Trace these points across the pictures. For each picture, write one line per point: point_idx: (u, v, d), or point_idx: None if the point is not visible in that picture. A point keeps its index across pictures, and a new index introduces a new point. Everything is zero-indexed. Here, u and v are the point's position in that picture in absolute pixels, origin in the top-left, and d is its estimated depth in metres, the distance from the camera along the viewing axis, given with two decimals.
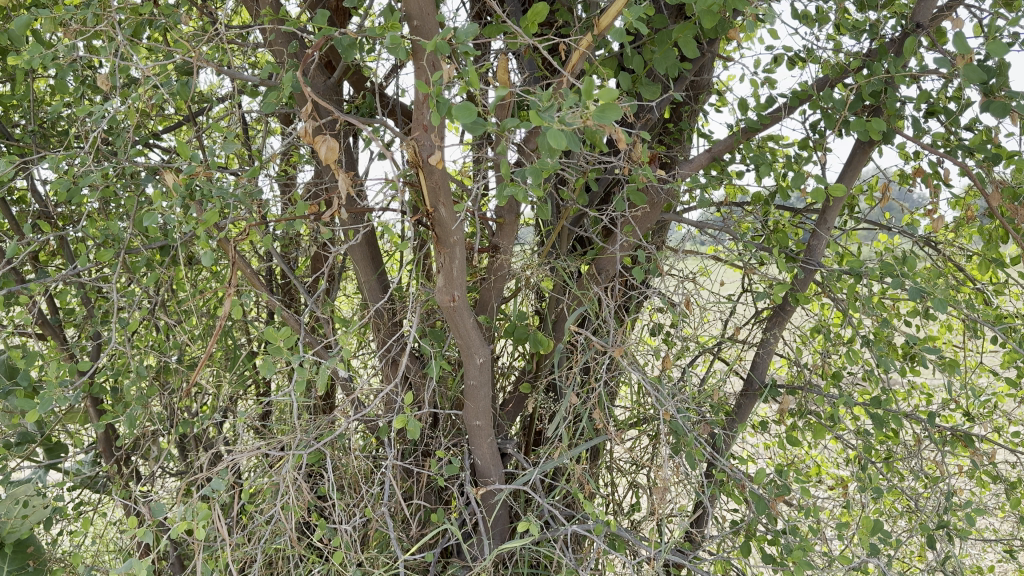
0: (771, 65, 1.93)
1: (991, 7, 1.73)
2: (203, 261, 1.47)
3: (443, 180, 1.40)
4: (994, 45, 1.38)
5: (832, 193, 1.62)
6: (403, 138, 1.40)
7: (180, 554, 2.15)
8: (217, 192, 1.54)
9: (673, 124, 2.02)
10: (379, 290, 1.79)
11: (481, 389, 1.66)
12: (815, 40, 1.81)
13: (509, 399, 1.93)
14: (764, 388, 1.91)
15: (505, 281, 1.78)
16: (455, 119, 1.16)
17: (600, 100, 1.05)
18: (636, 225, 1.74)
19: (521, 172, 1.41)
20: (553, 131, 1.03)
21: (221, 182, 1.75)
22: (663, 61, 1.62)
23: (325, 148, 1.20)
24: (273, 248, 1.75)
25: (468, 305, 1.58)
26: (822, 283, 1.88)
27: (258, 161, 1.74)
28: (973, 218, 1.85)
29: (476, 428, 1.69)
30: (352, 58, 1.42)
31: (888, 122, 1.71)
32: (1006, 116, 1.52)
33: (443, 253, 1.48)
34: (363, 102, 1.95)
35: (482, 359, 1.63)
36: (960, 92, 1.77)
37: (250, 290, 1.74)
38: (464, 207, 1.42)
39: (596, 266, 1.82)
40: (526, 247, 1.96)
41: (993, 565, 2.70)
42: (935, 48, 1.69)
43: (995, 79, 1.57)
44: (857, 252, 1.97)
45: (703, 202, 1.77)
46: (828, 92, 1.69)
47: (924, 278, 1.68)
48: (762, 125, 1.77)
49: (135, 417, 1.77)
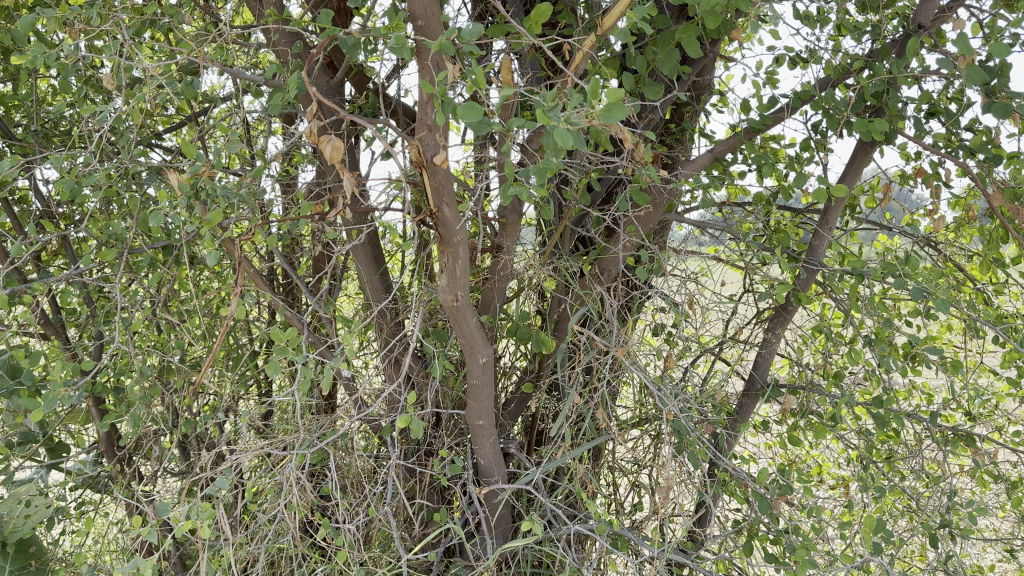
0: (772, 65, 1.94)
1: (991, 7, 1.73)
2: (207, 260, 1.48)
3: (447, 180, 1.41)
4: (996, 46, 1.38)
5: (834, 193, 1.63)
6: (406, 137, 1.41)
7: (181, 553, 2.16)
8: (221, 192, 1.54)
9: (674, 124, 2.02)
10: (381, 290, 1.80)
11: (483, 388, 1.67)
12: (816, 40, 1.81)
13: (511, 399, 1.93)
14: (766, 387, 1.92)
15: (508, 281, 1.78)
16: (461, 118, 1.16)
17: (606, 100, 1.05)
18: (638, 225, 1.75)
19: (524, 173, 1.42)
20: (558, 131, 1.04)
21: (223, 181, 1.75)
22: (666, 61, 1.63)
23: (330, 148, 1.21)
24: (276, 247, 1.75)
25: (472, 305, 1.59)
26: (824, 283, 1.88)
27: (262, 161, 1.74)
28: (973, 219, 1.86)
29: (479, 428, 1.70)
30: (356, 58, 1.43)
31: (889, 122, 1.71)
32: (1007, 117, 1.53)
33: (446, 254, 1.48)
34: (365, 102, 1.95)
35: (485, 358, 1.64)
36: (960, 93, 1.78)
37: (253, 290, 1.74)
38: (468, 207, 1.43)
39: (598, 266, 1.84)
40: (528, 247, 1.97)
41: (993, 564, 2.71)
42: (936, 49, 1.70)
43: (997, 80, 1.58)
44: (858, 252, 1.97)
45: (705, 202, 1.77)
46: (829, 93, 1.69)
47: (926, 278, 1.68)
48: (764, 125, 1.77)
49: (137, 416, 1.78)
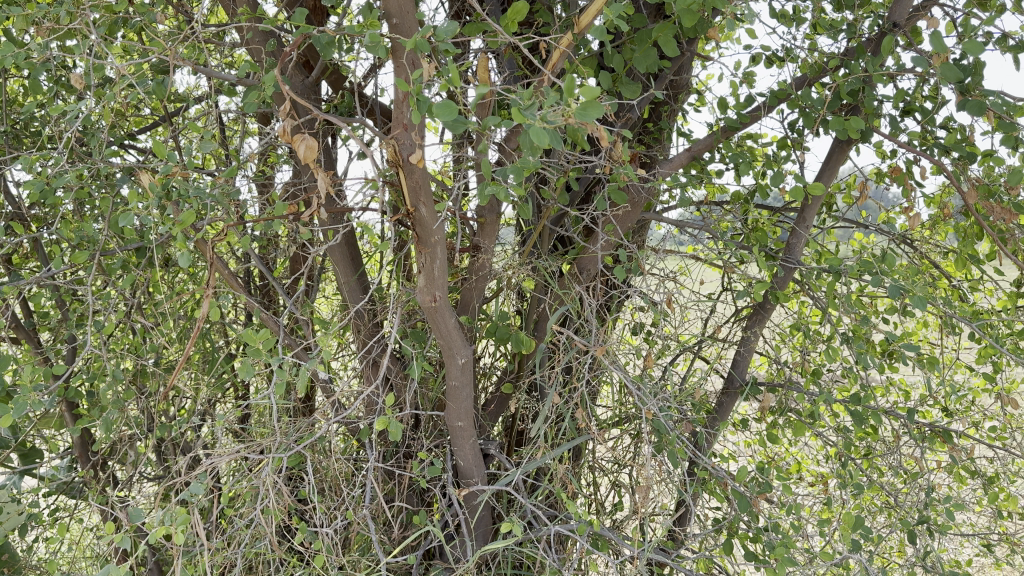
0: (749, 65, 1.94)
1: (964, 6, 1.75)
2: (180, 262, 1.45)
3: (424, 179, 1.40)
4: (970, 44, 1.39)
5: (811, 191, 1.63)
6: (382, 137, 1.39)
7: (158, 560, 2.12)
8: (194, 191, 1.52)
9: (652, 123, 2.02)
10: (359, 291, 1.78)
11: (463, 389, 1.66)
12: (793, 39, 1.82)
13: (491, 400, 1.92)
14: (744, 385, 1.92)
15: (486, 281, 1.77)
16: (436, 117, 1.15)
17: (582, 98, 1.05)
18: (617, 224, 1.75)
19: (501, 171, 1.41)
20: (535, 129, 1.03)
21: (198, 182, 1.73)
22: (644, 60, 1.63)
23: (303, 148, 1.19)
24: (252, 249, 1.73)
25: (450, 305, 1.58)
26: (801, 281, 1.88)
27: (236, 161, 1.72)
28: (949, 216, 1.88)
29: (458, 429, 1.69)
30: (330, 56, 1.41)
31: (865, 120, 1.72)
32: (982, 114, 1.55)
33: (423, 254, 1.47)
34: (342, 101, 1.94)
35: (463, 359, 1.63)
36: (935, 91, 1.79)
37: (228, 291, 1.72)
38: (445, 206, 1.42)
39: (577, 265, 1.83)
40: (506, 247, 1.96)
41: (971, 558, 2.73)
42: (910, 47, 1.71)
43: (970, 79, 1.59)
44: (836, 250, 1.98)
45: (683, 201, 1.77)
46: (806, 92, 1.70)
47: (902, 274, 1.69)
48: (741, 124, 1.77)
49: (111, 421, 1.75)
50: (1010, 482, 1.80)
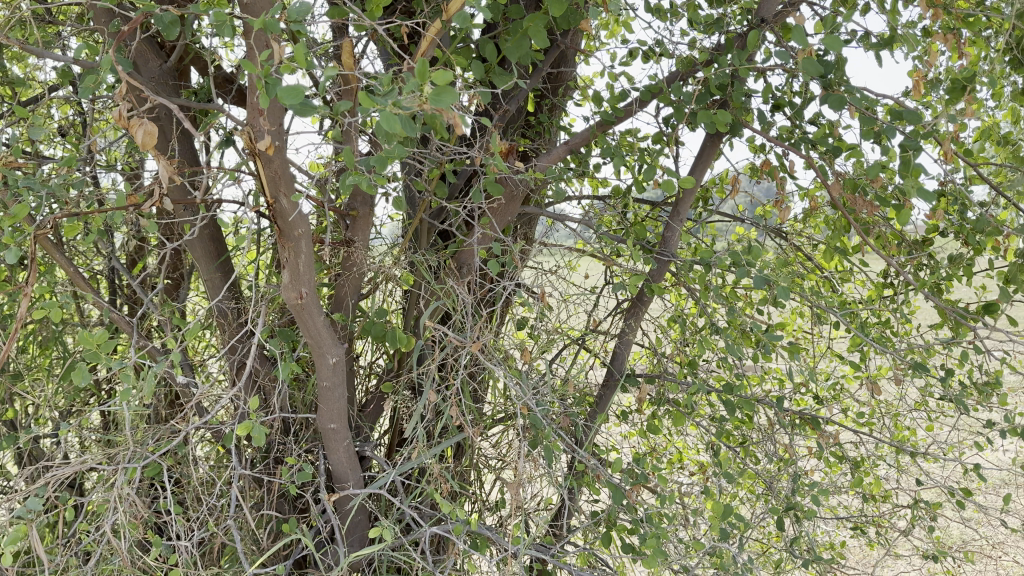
0: (628, 58, 1.94)
1: (829, 5, 1.79)
2: (10, 258, 1.33)
3: (283, 168, 1.33)
4: (830, 39, 1.43)
5: (684, 185, 1.64)
6: (237, 123, 1.31)
7: None
8: (27, 182, 1.39)
9: (534, 116, 2.02)
10: (222, 287, 1.69)
11: (335, 390, 1.59)
12: (668, 34, 1.83)
13: (369, 400, 1.86)
14: (624, 378, 1.92)
15: (360, 277, 1.70)
16: (282, 101, 1.08)
17: (435, 83, 1.01)
18: (493, 217, 1.72)
19: (365, 161, 1.35)
20: (385, 115, 0.98)
21: (40, 172, 1.59)
22: (516, 50, 1.59)
23: (140, 133, 1.11)
24: (103, 244, 1.61)
25: (318, 302, 1.51)
26: (677, 274, 1.90)
27: (81, 149, 1.60)
28: (818, 209, 1.93)
29: (331, 432, 1.62)
30: (175, 35, 1.32)
31: (735, 115, 1.74)
32: (842, 108, 1.58)
33: (286, 247, 1.40)
34: (204, 87, 1.83)
35: (335, 358, 1.56)
36: (802, 88, 1.83)
37: (76, 291, 1.60)
38: (306, 197, 1.35)
39: (456, 260, 1.78)
40: (384, 242, 1.90)
41: (846, 541, 2.84)
42: (778, 44, 1.74)
43: (833, 74, 1.63)
44: (712, 243, 2.00)
45: (560, 194, 1.75)
46: (677, 86, 1.70)
47: (770, 265, 1.72)
48: (617, 117, 1.77)
49: None
50: (874, 465, 1.86)
